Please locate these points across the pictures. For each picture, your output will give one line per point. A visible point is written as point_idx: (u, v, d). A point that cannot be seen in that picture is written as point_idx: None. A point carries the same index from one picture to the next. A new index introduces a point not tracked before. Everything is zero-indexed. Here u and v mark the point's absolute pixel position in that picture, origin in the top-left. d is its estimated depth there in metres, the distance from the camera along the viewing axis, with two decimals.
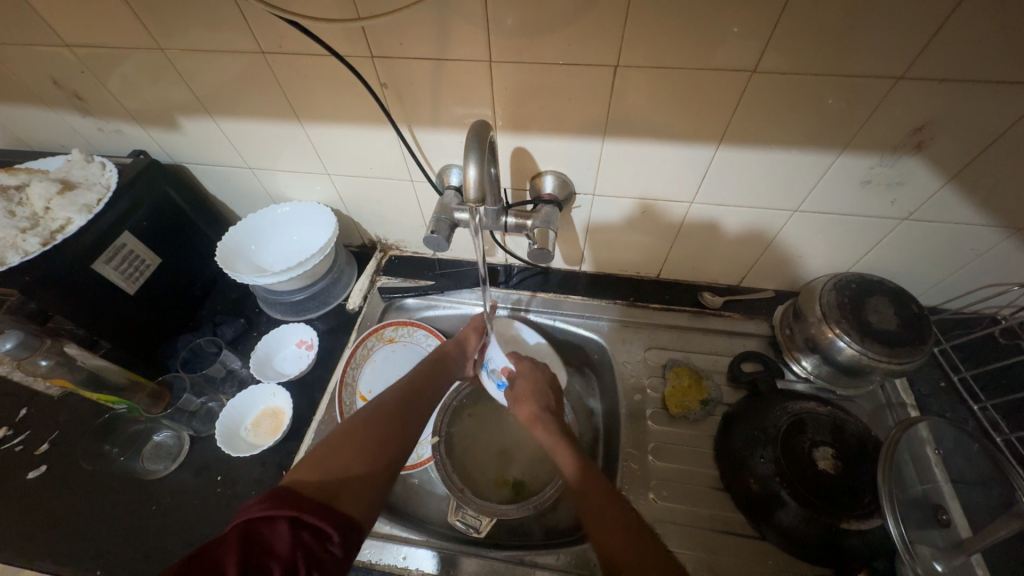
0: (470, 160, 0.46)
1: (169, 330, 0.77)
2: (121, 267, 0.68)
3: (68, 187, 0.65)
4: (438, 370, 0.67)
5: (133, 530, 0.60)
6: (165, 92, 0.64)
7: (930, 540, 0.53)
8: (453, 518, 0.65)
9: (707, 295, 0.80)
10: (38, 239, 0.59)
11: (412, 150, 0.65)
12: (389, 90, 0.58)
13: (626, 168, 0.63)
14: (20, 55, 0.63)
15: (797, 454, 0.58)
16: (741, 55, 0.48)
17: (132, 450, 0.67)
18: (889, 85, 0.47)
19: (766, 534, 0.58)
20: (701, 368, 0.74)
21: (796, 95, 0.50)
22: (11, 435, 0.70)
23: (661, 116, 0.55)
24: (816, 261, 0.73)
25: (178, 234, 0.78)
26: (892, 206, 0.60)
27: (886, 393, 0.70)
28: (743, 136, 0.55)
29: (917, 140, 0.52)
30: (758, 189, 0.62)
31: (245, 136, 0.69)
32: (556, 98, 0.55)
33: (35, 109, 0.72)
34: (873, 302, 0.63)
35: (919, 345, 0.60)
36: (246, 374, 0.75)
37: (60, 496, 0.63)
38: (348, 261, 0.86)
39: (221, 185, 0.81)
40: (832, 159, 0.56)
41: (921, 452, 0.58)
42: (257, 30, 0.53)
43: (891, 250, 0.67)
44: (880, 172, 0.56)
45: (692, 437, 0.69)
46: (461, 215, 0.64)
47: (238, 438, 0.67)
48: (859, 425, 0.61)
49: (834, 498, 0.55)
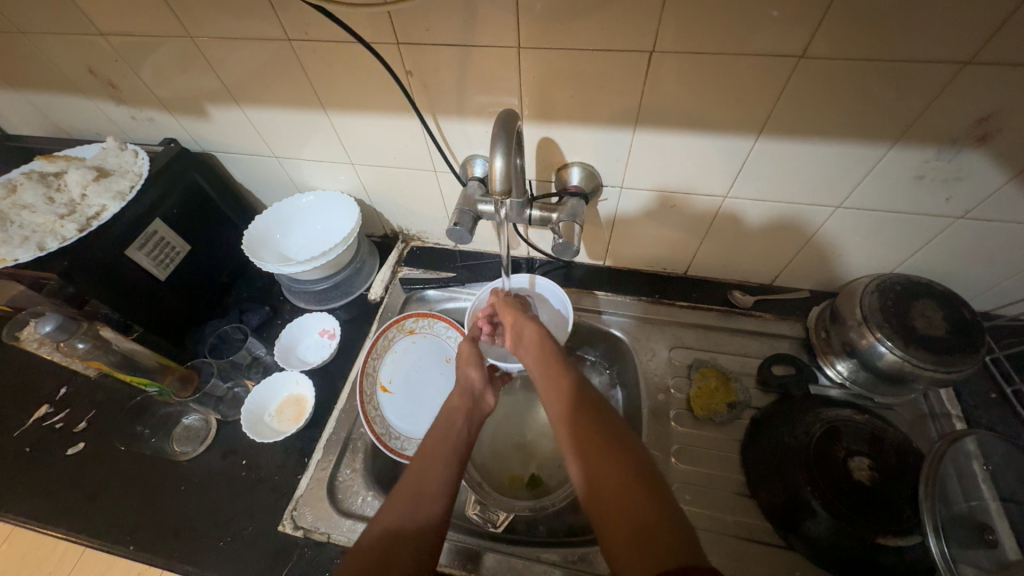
0: (496, 151, 0.45)
1: (198, 315, 0.79)
2: (153, 254, 0.70)
3: (103, 175, 0.67)
4: (455, 422, 0.58)
5: (164, 509, 0.62)
6: (195, 81, 0.64)
7: (974, 560, 0.49)
8: (471, 512, 0.65)
9: (736, 294, 0.77)
10: (74, 226, 0.60)
11: (436, 139, 0.64)
12: (414, 77, 0.57)
13: (657, 160, 0.60)
14: (58, 45, 0.64)
15: (830, 464, 0.56)
16: (788, 40, 0.44)
17: (162, 431, 0.70)
18: (952, 72, 0.44)
19: (793, 544, 0.56)
20: (729, 369, 0.71)
21: (846, 83, 0.46)
22: (53, 413, 0.73)
23: (697, 105, 0.52)
24: (858, 260, 0.69)
25: (207, 222, 0.79)
26: (947, 204, 0.56)
27: (929, 402, 0.66)
28: (785, 126, 0.52)
29: (980, 131, 0.48)
30: (799, 184, 0.59)
31: (272, 125, 0.69)
32: (586, 86, 0.53)
33: (72, 98, 0.74)
34: (918, 306, 0.60)
35: (970, 354, 0.56)
36: (271, 361, 0.76)
37: (96, 472, 0.66)
38: (370, 251, 0.86)
39: (248, 174, 0.82)
40: (882, 152, 0.52)
41: (967, 466, 0.54)
42: (283, 17, 0.53)
43: (942, 251, 0.63)
44: (936, 166, 0.52)
45: (718, 441, 0.66)
46: (485, 207, 0.63)
47: (262, 424, 0.68)
48: (899, 436, 0.58)
49: (869, 511, 0.52)
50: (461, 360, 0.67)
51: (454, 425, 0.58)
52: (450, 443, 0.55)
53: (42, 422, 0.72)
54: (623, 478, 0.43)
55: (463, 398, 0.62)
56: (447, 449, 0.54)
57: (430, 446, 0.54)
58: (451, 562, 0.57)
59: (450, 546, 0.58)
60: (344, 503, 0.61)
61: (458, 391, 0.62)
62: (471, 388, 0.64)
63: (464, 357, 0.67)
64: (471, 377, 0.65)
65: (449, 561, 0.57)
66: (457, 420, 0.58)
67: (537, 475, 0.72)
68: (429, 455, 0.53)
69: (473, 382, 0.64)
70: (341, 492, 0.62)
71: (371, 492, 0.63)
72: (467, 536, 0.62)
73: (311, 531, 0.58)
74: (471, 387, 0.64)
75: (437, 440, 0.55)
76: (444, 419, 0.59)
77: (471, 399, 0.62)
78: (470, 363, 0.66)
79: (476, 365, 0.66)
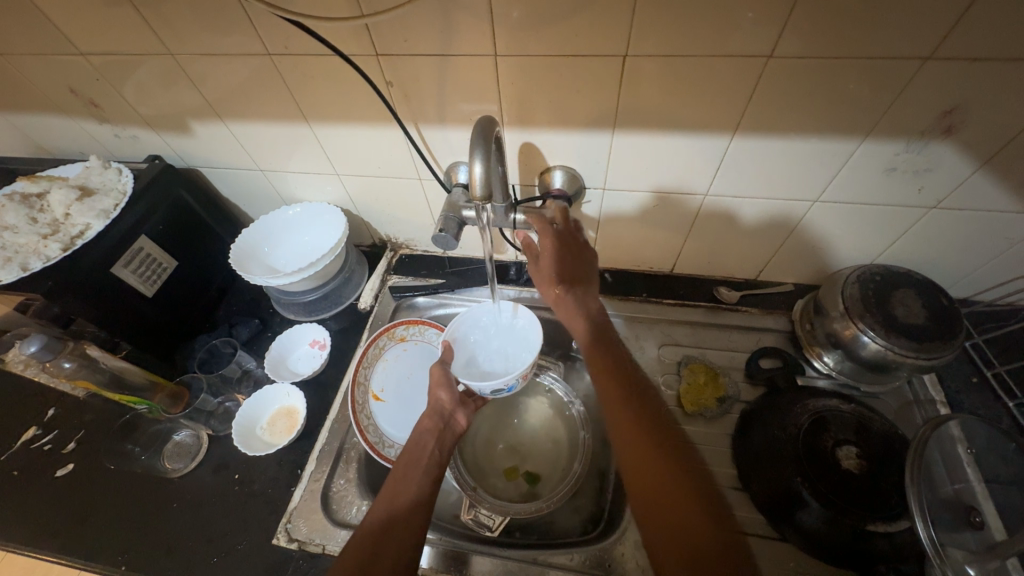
0: (476, 157, 0.46)
1: (187, 331, 0.79)
2: (140, 271, 0.69)
3: (87, 194, 0.67)
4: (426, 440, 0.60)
5: (156, 526, 0.61)
6: (178, 97, 0.65)
7: (962, 542, 0.50)
8: (469, 517, 0.64)
9: (722, 290, 0.78)
10: (59, 245, 0.60)
11: (419, 148, 0.65)
12: (394, 87, 0.57)
13: (638, 162, 0.61)
14: (38, 66, 0.64)
15: (820, 454, 0.56)
16: (756, 42, 0.46)
17: (153, 449, 0.69)
18: (914, 68, 0.45)
19: (787, 535, 0.57)
20: (718, 365, 0.72)
21: (815, 82, 0.48)
22: (42, 434, 0.73)
23: (672, 107, 0.54)
24: (838, 253, 0.70)
25: (193, 237, 0.79)
26: (920, 194, 0.57)
27: (914, 389, 0.67)
28: (759, 125, 0.54)
29: (946, 123, 0.49)
30: (776, 180, 0.60)
31: (256, 138, 0.69)
32: (565, 91, 0.54)
33: (55, 118, 0.74)
34: (898, 295, 0.61)
35: (950, 339, 0.57)
36: (261, 374, 0.76)
37: (86, 493, 0.65)
38: (359, 260, 0.86)
39: (234, 187, 0.82)
40: (854, 147, 0.54)
41: (953, 451, 0.55)
42: (263, 33, 0.53)
43: (919, 240, 0.64)
44: (906, 159, 0.53)
45: (709, 435, 0.67)
46: (469, 213, 0.64)
47: (253, 437, 0.68)
48: (885, 423, 0.59)
49: (859, 499, 0.53)
50: (430, 384, 0.66)
51: (426, 446, 0.59)
52: (424, 464, 0.57)
53: (31, 444, 0.72)
54: (671, 482, 0.49)
55: (433, 420, 0.62)
56: (421, 469, 0.57)
57: (404, 469, 0.56)
58: (445, 567, 0.57)
59: (443, 551, 0.58)
60: (338, 514, 0.61)
61: (427, 413, 0.63)
62: (441, 410, 0.64)
63: (433, 381, 0.65)
64: (442, 400, 0.64)
65: (443, 567, 0.57)
66: (429, 441, 0.60)
67: (535, 474, 0.73)
68: (402, 477, 0.55)
69: (443, 406, 0.64)
70: (335, 503, 0.62)
71: (366, 501, 0.63)
72: (462, 541, 0.62)
73: (305, 543, 0.58)
74: (442, 409, 0.63)
75: (410, 461, 0.57)
76: (418, 439, 0.60)
77: (441, 422, 0.63)
78: (440, 385, 0.65)
79: (446, 387, 0.65)
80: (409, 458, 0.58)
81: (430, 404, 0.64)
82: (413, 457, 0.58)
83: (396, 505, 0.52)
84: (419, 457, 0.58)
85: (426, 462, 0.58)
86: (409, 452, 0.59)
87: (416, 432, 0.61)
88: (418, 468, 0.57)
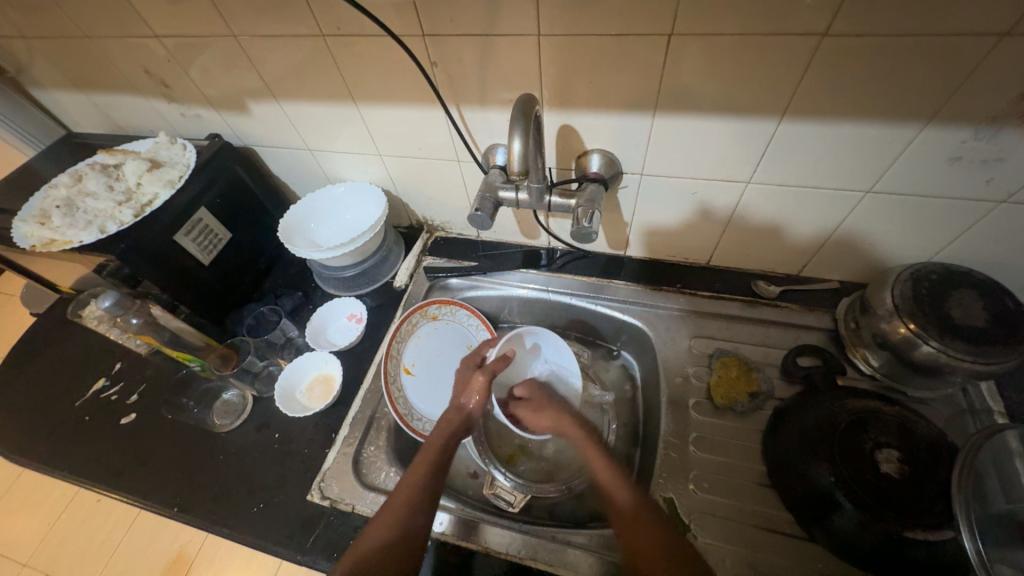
0: (515, 134, 0.47)
1: (236, 299, 0.85)
2: (198, 241, 0.75)
3: (156, 166, 0.73)
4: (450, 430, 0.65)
5: (204, 475, 0.66)
6: (239, 79, 0.69)
7: (1014, 561, 0.45)
8: (490, 492, 0.67)
9: (761, 284, 0.76)
10: (131, 211, 0.66)
11: (459, 129, 0.66)
12: (439, 68, 0.59)
13: (678, 147, 0.60)
14: (118, 48, 0.70)
15: (857, 455, 0.53)
16: (810, 21, 0.44)
17: (204, 404, 0.75)
18: (986, 48, 0.42)
19: (816, 535, 0.55)
20: (752, 359, 0.70)
21: (875, 62, 0.45)
22: (110, 385, 0.80)
23: (718, 90, 0.52)
24: (892, 248, 0.66)
25: (246, 211, 0.84)
26: (987, 186, 0.53)
27: (969, 397, 0.63)
28: (809, 109, 0.52)
29: (1021, 108, 0.45)
30: (823, 169, 0.57)
31: (307, 119, 0.73)
32: (606, 70, 0.54)
33: (130, 97, 0.81)
34: (956, 295, 0.57)
35: (1013, 344, 0.53)
36: (302, 343, 0.81)
37: (146, 439, 0.72)
38: (396, 240, 0.90)
39: (284, 166, 0.86)
40: (913, 133, 0.51)
41: (1007, 464, 0.50)
42: (318, 14, 0.56)
43: (982, 238, 0.60)
44: (973, 147, 0.50)
45: (738, 430, 0.66)
46: (506, 194, 0.64)
47: (293, 400, 0.72)
48: (932, 429, 0.55)
49: (898, 503, 0.50)
50: (469, 387, 0.68)
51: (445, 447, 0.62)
52: (442, 464, 0.60)
53: (100, 393, 0.79)
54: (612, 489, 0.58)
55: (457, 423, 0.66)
56: (439, 467, 0.60)
57: (427, 460, 0.60)
58: (463, 535, 0.59)
59: (463, 516, 0.61)
60: (368, 477, 0.64)
61: (453, 416, 0.66)
62: (466, 418, 0.66)
63: (473, 385, 0.67)
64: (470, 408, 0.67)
65: (462, 534, 0.59)
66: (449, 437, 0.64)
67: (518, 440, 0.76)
68: (422, 472, 0.58)
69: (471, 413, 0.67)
70: (365, 467, 0.65)
71: (393, 468, 0.65)
72: (484, 512, 0.64)
73: (337, 502, 0.61)
74: (466, 417, 0.66)
75: (433, 457, 0.60)
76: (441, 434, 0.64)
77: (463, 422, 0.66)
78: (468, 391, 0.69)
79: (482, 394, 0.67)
80: (432, 452, 0.61)
81: (460, 407, 0.67)
82: (436, 456, 0.60)
83: (415, 496, 0.55)
84: (440, 454, 0.61)
85: (443, 463, 0.60)
86: (433, 445, 0.62)
87: (438, 433, 0.64)
88: (436, 464, 0.60)
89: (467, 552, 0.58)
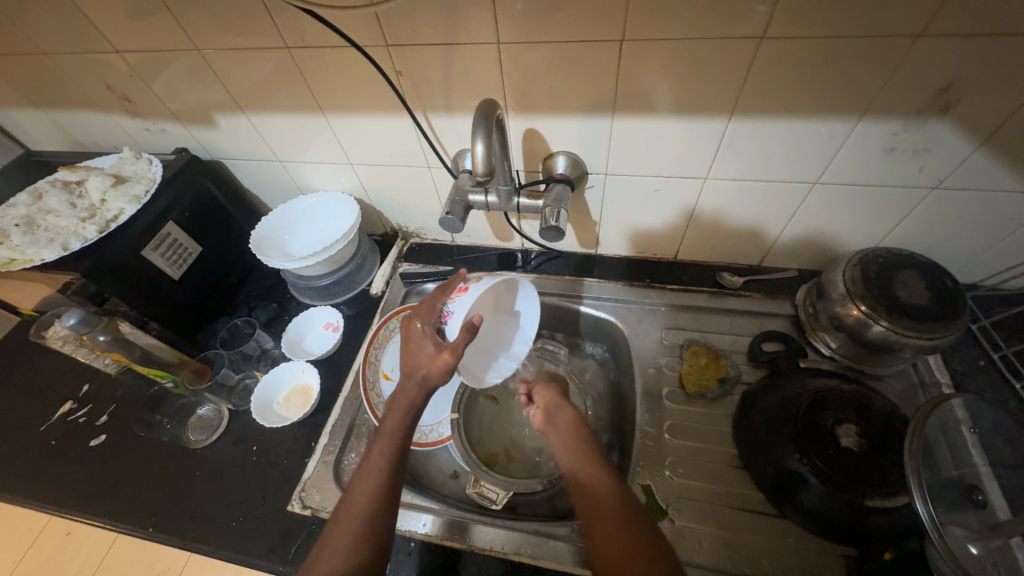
0: (477, 137, 0.49)
1: (209, 314, 0.83)
2: (167, 255, 0.74)
3: (121, 181, 0.72)
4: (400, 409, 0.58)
5: (180, 493, 0.65)
6: (204, 93, 0.69)
7: (964, 522, 0.50)
8: (473, 491, 0.67)
9: (726, 275, 0.79)
10: (95, 227, 0.65)
11: (428, 136, 0.68)
12: (404, 77, 0.60)
13: (638, 148, 0.63)
14: (78, 64, 0.69)
15: (819, 432, 0.56)
16: (749, 25, 0.47)
17: (178, 420, 0.74)
18: (906, 47, 0.46)
19: (787, 512, 0.58)
20: (720, 347, 0.73)
21: (810, 62, 0.49)
22: (77, 408, 0.78)
23: (671, 91, 0.55)
24: (842, 236, 0.70)
25: (216, 224, 0.84)
26: (920, 174, 0.58)
27: (919, 372, 0.67)
28: (755, 107, 0.55)
29: (942, 101, 0.50)
30: (772, 163, 0.61)
31: (276, 131, 0.74)
32: (565, 76, 0.56)
33: (91, 113, 0.79)
34: (900, 276, 0.61)
35: (952, 319, 0.57)
36: (278, 354, 0.80)
37: (117, 460, 0.70)
38: (371, 248, 0.90)
39: (254, 178, 0.86)
40: (851, 127, 0.54)
41: (955, 432, 0.54)
42: (283, 27, 0.57)
43: (921, 223, 0.64)
44: (904, 138, 0.54)
45: (710, 416, 0.68)
46: (475, 197, 0.66)
47: (271, 411, 0.72)
48: (887, 404, 0.58)
49: (858, 475, 0.53)
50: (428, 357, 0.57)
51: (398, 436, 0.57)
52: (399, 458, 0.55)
53: (67, 417, 0.77)
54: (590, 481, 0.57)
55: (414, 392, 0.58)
56: (394, 460, 0.55)
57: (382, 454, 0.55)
58: (449, 535, 0.60)
59: (448, 516, 0.61)
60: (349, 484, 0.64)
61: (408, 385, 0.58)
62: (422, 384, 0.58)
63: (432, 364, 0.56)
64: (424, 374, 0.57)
65: (446, 535, 0.60)
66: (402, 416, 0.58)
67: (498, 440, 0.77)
68: (378, 469, 0.54)
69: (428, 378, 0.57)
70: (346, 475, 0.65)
71: None
72: (467, 511, 0.64)
73: (318, 510, 0.61)
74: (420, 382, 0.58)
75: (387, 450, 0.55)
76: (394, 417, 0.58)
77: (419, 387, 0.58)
78: (426, 359, 0.57)
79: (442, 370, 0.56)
80: (386, 444, 0.56)
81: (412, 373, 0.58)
82: (390, 447, 0.56)
83: (375, 498, 0.52)
84: (393, 445, 0.56)
85: (399, 455, 0.56)
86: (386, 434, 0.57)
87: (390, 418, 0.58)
88: (392, 460, 0.55)
89: (453, 552, 0.59)
